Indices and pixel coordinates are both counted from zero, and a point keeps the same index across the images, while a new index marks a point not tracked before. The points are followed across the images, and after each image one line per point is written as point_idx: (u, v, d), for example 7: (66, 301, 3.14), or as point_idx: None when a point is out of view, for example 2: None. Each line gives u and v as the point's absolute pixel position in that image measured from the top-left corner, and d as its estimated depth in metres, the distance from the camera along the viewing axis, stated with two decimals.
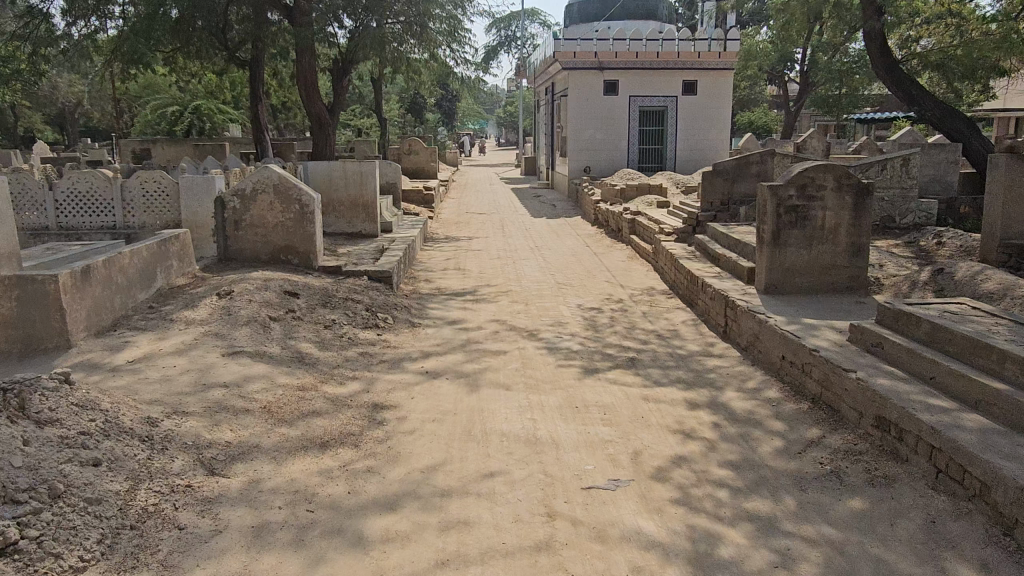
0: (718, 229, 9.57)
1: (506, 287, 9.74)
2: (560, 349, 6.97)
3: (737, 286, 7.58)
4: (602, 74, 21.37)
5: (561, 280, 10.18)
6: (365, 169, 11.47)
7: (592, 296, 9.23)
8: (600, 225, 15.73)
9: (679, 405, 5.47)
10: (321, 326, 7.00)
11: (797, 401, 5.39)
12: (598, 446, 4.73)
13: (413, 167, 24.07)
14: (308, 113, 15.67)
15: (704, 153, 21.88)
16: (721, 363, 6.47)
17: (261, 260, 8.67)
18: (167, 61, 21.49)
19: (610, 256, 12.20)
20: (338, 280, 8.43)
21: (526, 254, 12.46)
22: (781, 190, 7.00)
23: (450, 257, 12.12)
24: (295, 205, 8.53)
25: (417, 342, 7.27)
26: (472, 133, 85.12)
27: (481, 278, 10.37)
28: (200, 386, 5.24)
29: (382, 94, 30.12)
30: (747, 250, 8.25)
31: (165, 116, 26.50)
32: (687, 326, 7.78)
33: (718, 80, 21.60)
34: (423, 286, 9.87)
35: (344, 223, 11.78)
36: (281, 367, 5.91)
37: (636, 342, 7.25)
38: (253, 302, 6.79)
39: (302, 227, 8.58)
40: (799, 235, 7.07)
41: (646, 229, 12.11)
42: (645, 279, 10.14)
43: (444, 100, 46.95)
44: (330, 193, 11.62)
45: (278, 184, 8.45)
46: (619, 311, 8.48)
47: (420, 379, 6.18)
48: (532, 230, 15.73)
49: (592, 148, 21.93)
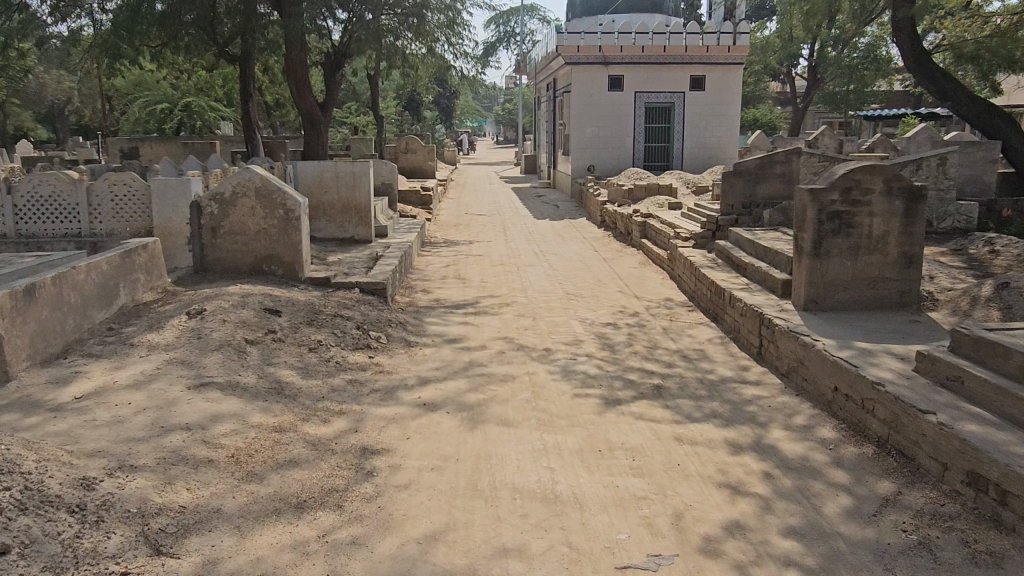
0: (742, 234, 8.77)
1: (510, 299, 8.93)
2: (575, 374, 6.17)
3: (770, 300, 6.79)
4: (607, 69, 20.57)
5: (570, 290, 9.35)
6: (358, 170, 10.73)
7: (605, 308, 8.42)
8: (607, 228, 14.93)
9: (720, 449, 4.67)
10: (306, 348, 6.19)
11: (859, 445, 4.59)
12: (631, 506, 3.94)
13: (410, 166, 23.26)
14: (299, 110, 14.83)
15: (712, 151, 21.16)
16: (760, 392, 5.68)
17: (241, 271, 7.86)
18: (155, 56, 20.67)
19: (621, 262, 11.39)
20: (326, 293, 7.63)
21: (531, 260, 11.64)
22: (822, 194, 6.18)
23: (449, 264, 11.32)
24: (278, 210, 7.73)
25: (414, 365, 6.47)
26: (471, 130, 84.38)
27: (483, 289, 9.55)
28: (157, 429, 4.43)
29: (379, 91, 29.31)
30: (779, 259, 7.45)
31: (154, 114, 25.67)
32: (714, 344, 6.98)
33: (727, 76, 20.80)
34: (420, 297, 9.07)
35: (335, 227, 10.96)
36: (256, 402, 5.10)
37: (659, 364, 6.45)
38: (227, 322, 5.99)
39: (287, 234, 7.79)
40: (842, 245, 6.27)
41: (659, 233, 11.32)
42: (661, 288, 9.33)
43: (442, 97, 46.12)
44: (320, 195, 10.85)
45: (260, 187, 7.65)
46: (637, 327, 7.66)
47: (417, 412, 5.38)
48: (535, 233, 14.91)
49: (596, 146, 21.14)
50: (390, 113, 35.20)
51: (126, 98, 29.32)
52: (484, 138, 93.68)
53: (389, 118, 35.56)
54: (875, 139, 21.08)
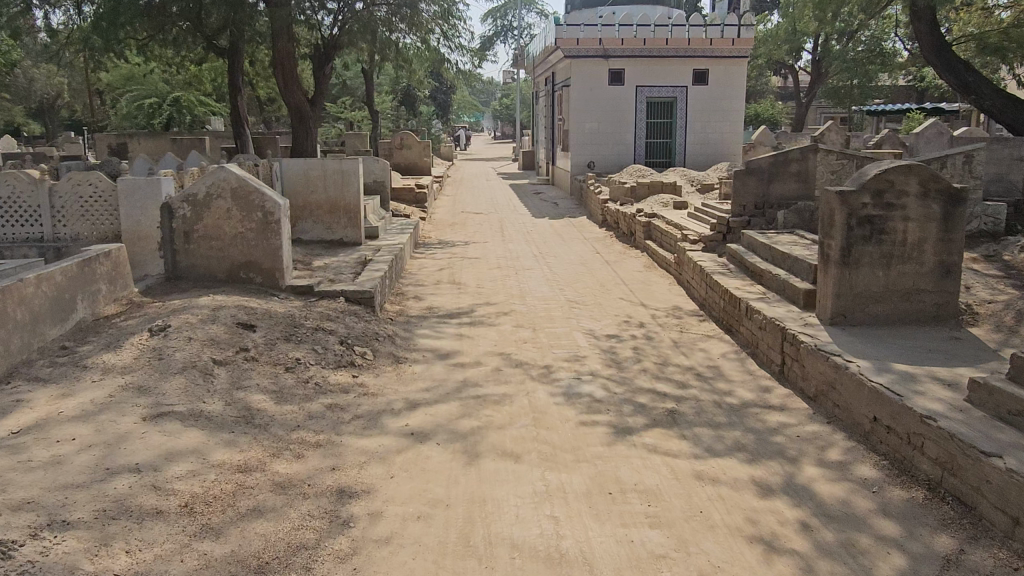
0: (757, 237, 8.19)
1: (509, 307, 8.33)
2: (580, 397, 5.58)
3: (792, 312, 6.21)
4: (607, 63, 19.97)
5: (571, 297, 8.76)
6: (347, 168, 10.13)
7: (610, 317, 7.82)
8: (609, 228, 14.33)
9: (747, 492, 4.09)
10: (281, 368, 5.60)
11: (907, 488, 4.02)
12: (649, 569, 3.37)
13: (405, 163, 22.55)
14: (286, 104, 14.15)
15: (715, 147, 20.59)
16: (786, 419, 5.10)
17: (217, 279, 7.28)
18: (141, 48, 20.00)
19: (624, 265, 10.80)
20: (309, 303, 7.05)
21: (529, 263, 11.04)
22: (853, 197, 5.61)
23: (444, 268, 10.73)
24: (257, 213, 7.15)
25: (402, 385, 5.87)
26: (467, 126, 83.68)
27: (479, 295, 8.95)
28: (101, 473, 3.84)
29: (373, 86, 28.63)
30: (800, 266, 6.87)
31: (142, 109, 24.97)
32: (730, 361, 6.40)
33: (731, 69, 20.20)
34: (412, 305, 8.48)
35: (323, 228, 10.35)
36: (221, 434, 4.51)
37: (672, 384, 5.85)
38: (193, 341, 5.38)
39: (266, 239, 7.21)
40: (874, 253, 5.70)
41: (665, 235, 10.73)
42: (669, 295, 8.74)
43: (438, 92, 45.45)
44: (306, 195, 10.24)
45: (236, 188, 7.06)
46: (646, 339, 7.07)
47: (402, 443, 4.79)
48: (534, 233, 14.31)
49: (596, 142, 20.51)
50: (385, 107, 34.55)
51: (115, 93, 28.63)
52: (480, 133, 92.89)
53: (384, 113, 34.93)
54: (884, 135, 20.51)
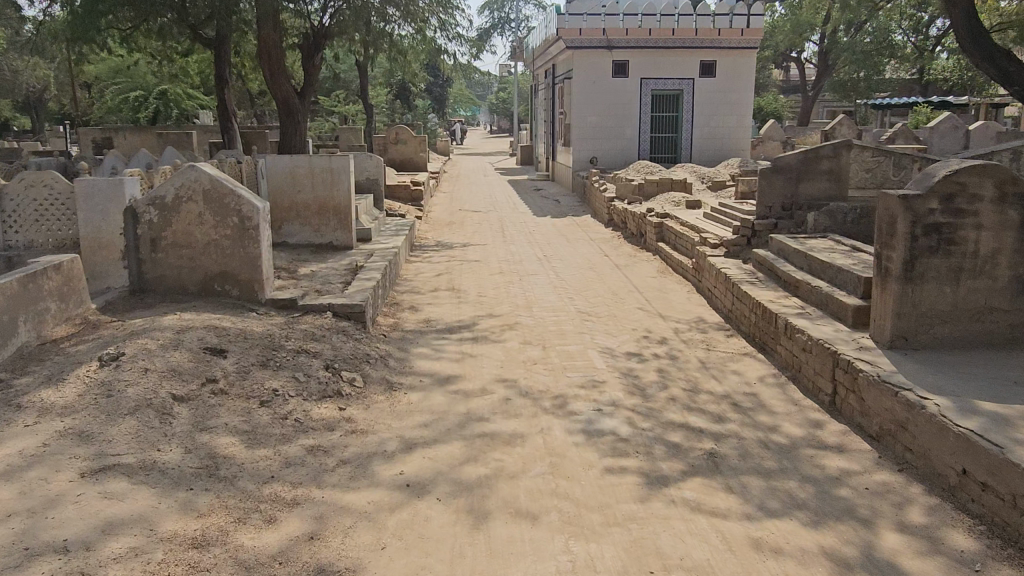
0: (789, 243, 7.41)
1: (514, 321, 7.56)
2: (603, 435, 4.80)
3: (842, 333, 5.44)
4: (611, 55, 19.17)
5: (583, 307, 7.98)
6: (336, 166, 9.33)
7: (627, 332, 7.05)
8: (616, 228, 13.55)
9: (822, 571, 3.32)
10: (255, 402, 4.80)
11: (1019, 567, 3.27)
12: None
13: (400, 158, 21.74)
14: (273, 97, 13.27)
15: (723, 141, 19.81)
16: (848, 465, 4.33)
17: (188, 292, 6.49)
18: (124, 39, 19.14)
19: (637, 271, 10.03)
20: (291, 320, 6.27)
21: (534, 267, 10.25)
22: (918, 202, 4.86)
23: (442, 273, 9.95)
24: (232, 218, 6.35)
25: (396, 419, 5.09)
26: (463, 120, 82.72)
27: (482, 306, 8.17)
28: (16, 557, 3.04)
29: (368, 78, 27.76)
30: (845, 277, 6.10)
31: (128, 102, 24.04)
32: (770, 387, 5.63)
33: (740, 61, 19.41)
34: (408, 317, 7.71)
35: (311, 231, 9.55)
36: (177, 493, 3.71)
37: (707, 417, 5.09)
38: (150, 373, 4.57)
39: (243, 247, 6.41)
40: (941, 266, 4.93)
41: (680, 237, 9.96)
42: (690, 306, 7.97)
43: (434, 86, 44.56)
44: (292, 195, 9.44)
45: (208, 190, 6.27)
46: (671, 360, 6.29)
47: (396, 498, 4.00)
48: (537, 233, 13.52)
49: (599, 136, 19.72)
50: (380, 101, 33.68)
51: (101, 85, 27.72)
52: (477, 127, 91.95)
53: (379, 107, 34.05)
54: (897, 128, 19.78)
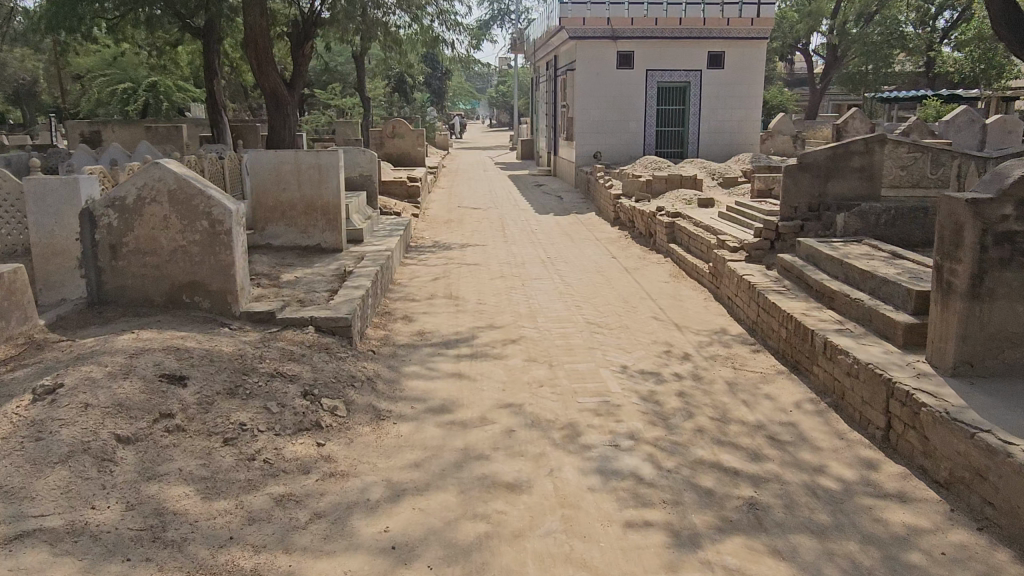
0: (820, 248, 6.73)
1: (517, 334, 6.88)
2: (622, 477, 4.12)
3: (893, 355, 4.76)
4: (615, 45, 18.44)
5: (591, 317, 7.30)
6: (324, 162, 8.63)
7: (643, 347, 6.37)
8: (623, 227, 12.85)
9: None
10: (217, 441, 4.12)
11: None
12: None
13: (397, 153, 21.02)
14: (260, 88, 12.51)
15: (731, 135, 19.10)
16: (915, 521, 3.66)
17: (154, 304, 5.81)
18: (111, 28, 18.38)
19: (648, 275, 9.33)
20: (268, 337, 5.59)
21: (537, 271, 9.57)
22: (990, 207, 4.17)
23: (438, 277, 9.26)
24: (201, 222, 5.66)
25: (381, 458, 4.41)
26: (462, 113, 81.77)
27: (481, 316, 7.49)
28: None
29: (364, 70, 26.97)
30: (891, 289, 5.42)
31: (116, 94, 23.28)
32: (808, 415, 4.95)
33: (749, 52, 18.67)
34: (400, 329, 7.03)
35: (297, 232, 8.85)
36: (108, 569, 3.03)
37: (741, 454, 4.40)
38: (91, 410, 3.88)
39: (213, 255, 5.73)
40: (1013, 281, 4.26)
41: (695, 239, 9.27)
42: (710, 316, 7.29)
43: (433, 78, 43.70)
44: (276, 194, 8.73)
45: (174, 190, 5.59)
46: (693, 380, 5.62)
47: (378, 567, 3.32)
48: (539, 232, 12.81)
49: (603, 130, 18.99)
50: (377, 95, 32.82)
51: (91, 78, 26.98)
52: (476, 121, 91.03)
53: (376, 100, 33.20)
54: (912, 122, 19.05)
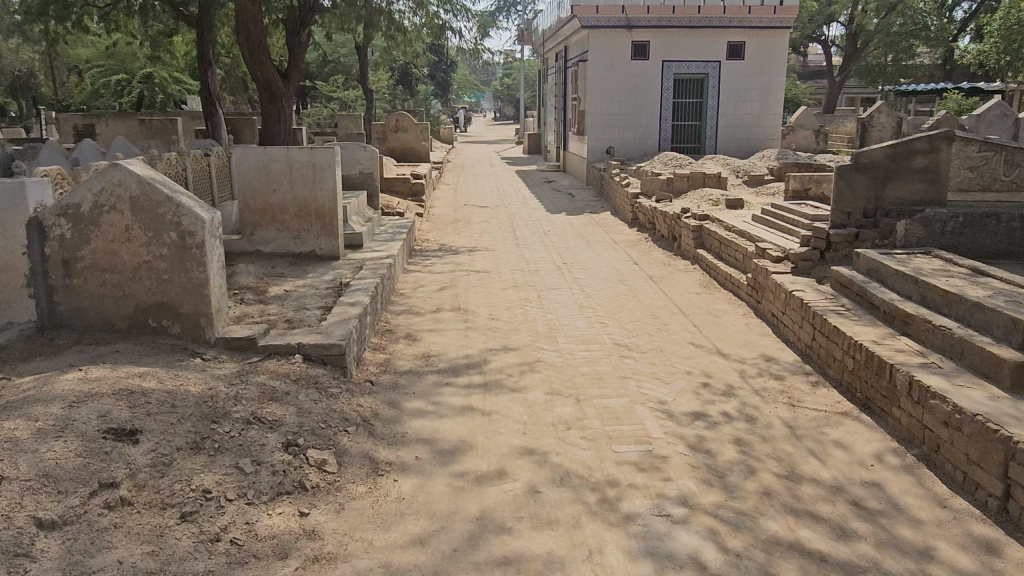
0: (884, 261, 5.88)
1: (536, 357, 6.03)
2: (680, 566, 3.26)
3: (1003, 403, 3.91)
4: (630, 35, 17.51)
5: (619, 338, 6.45)
6: (319, 159, 7.79)
7: (683, 377, 5.52)
8: (641, 228, 12.00)
9: None
10: (172, 517, 3.29)
11: None
12: None
13: (401, 147, 20.12)
14: (253, 78, 11.62)
15: (751, 130, 18.22)
16: None
17: (115, 329, 4.98)
18: (102, 16, 17.45)
19: (676, 285, 8.48)
20: (247, 369, 4.75)
21: (553, 279, 8.72)
22: None
23: (445, 287, 8.44)
24: (169, 233, 4.83)
25: (378, 533, 3.57)
26: (467, 106, 80.76)
27: (494, 335, 6.64)
28: None
29: (366, 60, 26.09)
30: (986, 317, 4.57)
31: (110, 86, 22.45)
32: (894, 474, 4.10)
33: (771, 42, 17.76)
34: (404, 351, 6.19)
35: (289, 237, 8.01)
36: None
37: (824, 529, 3.56)
38: (7, 485, 3.04)
39: (184, 272, 4.90)
40: None
41: (727, 245, 8.40)
42: (754, 338, 6.44)
43: (438, 70, 42.76)
44: (266, 194, 7.89)
45: (136, 196, 4.76)
46: (748, 423, 4.77)
47: None
48: (553, 233, 11.97)
49: (617, 124, 18.07)
50: (381, 86, 31.89)
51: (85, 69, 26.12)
52: (480, 114, 90.12)
53: (380, 92, 32.28)
54: (941, 116, 18.13)
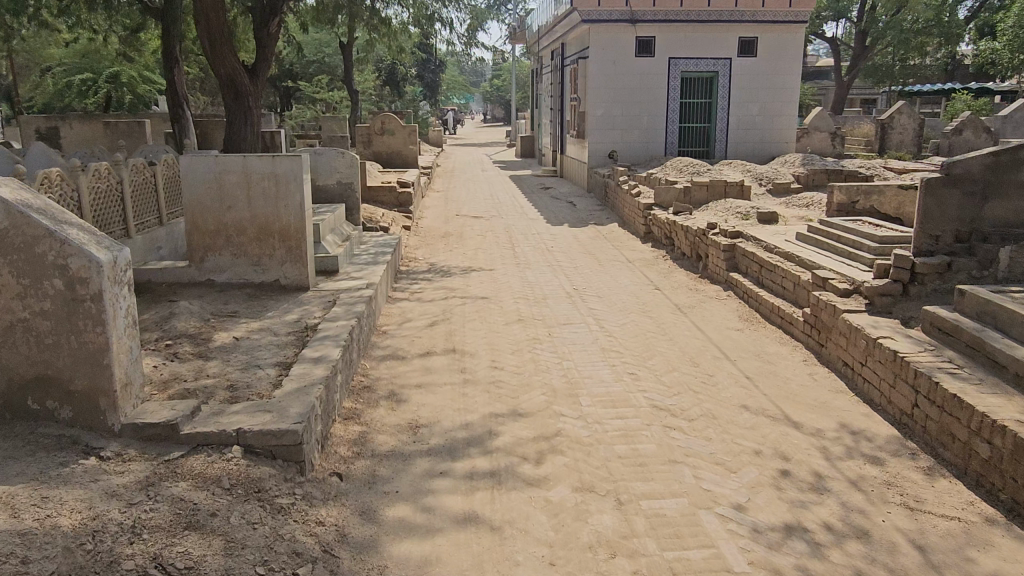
0: (1001, 301, 4.60)
1: (555, 428, 4.68)
2: None
3: None
4: (634, 30, 16.16)
5: (657, 398, 5.12)
6: (283, 171, 6.42)
7: (753, 464, 4.20)
8: (657, 243, 10.69)
9: None
10: None
11: None
12: None
13: (387, 151, 18.72)
14: (215, 75, 10.18)
15: (763, 132, 16.98)
16: None
17: None
18: (59, 9, 15.94)
19: (710, 317, 7.16)
20: (160, 475, 3.35)
21: (564, 310, 7.38)
22: None
23: (437, 321, 7.08)
24: (52, 280, 3.44)
25: None
26: (455, 108, 79.30)
27: (500, 394, 5.28)
28: None
29: (351, 59, 24.65)
30: None
31: (74, 85, 20.88)
32: None
33: (785, 37, 16.53)
34: (387, 420, 4.83)
35: (247, 263, 6.61)
36: None
37: None
38: None
39: (74, 334, 3.50)
40: None
41: (772, 272, 7.08)
42: (827, 399, 5.12)
43: (426, 70, 41.23)
44: (219, 213, 6.51)
45: (3, 230, 3.38)
46: (861, 544, 3.46)
47: None
48: (557, 250, 10.65)
49: (619, 126, 16.72)
50: (366, 87, 30.49)
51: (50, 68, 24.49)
52: (467, 116, 88.77)
53: (365, 92, 30.80)
54: (966, 117, 16.99)
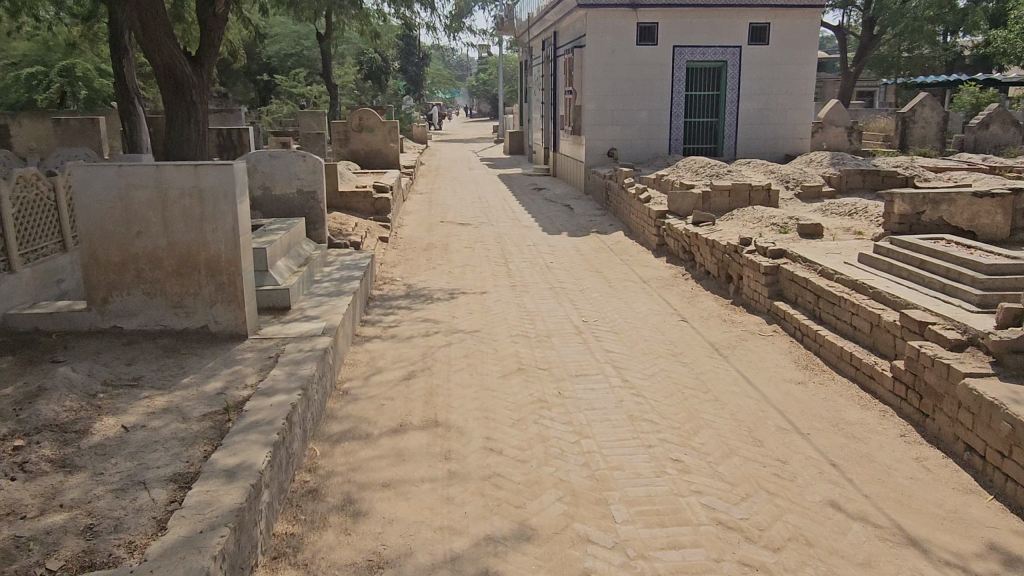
0: None
1: (582, 569, 3.20)
2: None
3: None
4: (636, 16, 14.65)
5: (720, 508, 3.64)
6: (207, 184, 4.88)
7: None
8: (673, 258, 9.22)
9: None
10: None
11: None
12: None
13: (365, 150, 17.13)
14: (151, 65, 8.55)
15: (776, 128, 15.57)
16: None
17: None
18: None
19: (760, 362, 5.68)
20: None
21: (575, 355, 5.88)
22: None
23: (415, 372, 5.56)
24: None
25: None
26: (440, 102, 77.50)
27: (499, 499, 3.79)
28: None
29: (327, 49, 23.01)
30: None
31: (24, 79, 19.16)
32: None
33: (800, 22, 15.09)
34: (337, 555, 3.31)
35: (165, 304, 5.06)
36: None
37: None
38: None
39: None
40: None
41: (839, 306, 5.61)
42: (959, 508, 3.67)
43: (410, 64, 39.54)
44: (127, 240, 4.95)
45: None
46: None
47: None
48: (556, 265, 9.16)
49: (620, 122, 15.20)
50: (345, 81, 28.86)
51: None
52: (452, 110, 86.97)
53: (345, 85, 29.11)
54: (993, 109, 15.65)
